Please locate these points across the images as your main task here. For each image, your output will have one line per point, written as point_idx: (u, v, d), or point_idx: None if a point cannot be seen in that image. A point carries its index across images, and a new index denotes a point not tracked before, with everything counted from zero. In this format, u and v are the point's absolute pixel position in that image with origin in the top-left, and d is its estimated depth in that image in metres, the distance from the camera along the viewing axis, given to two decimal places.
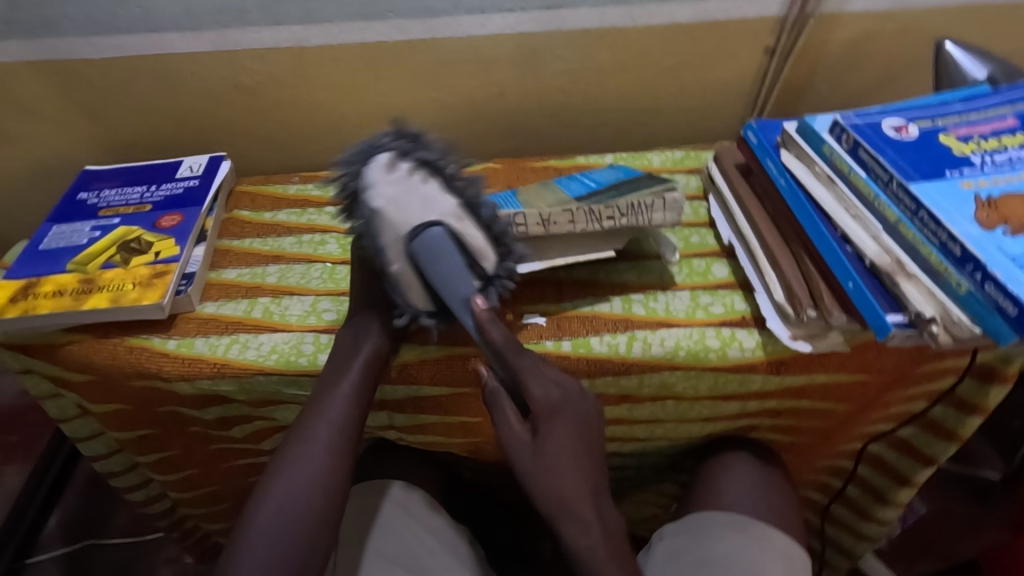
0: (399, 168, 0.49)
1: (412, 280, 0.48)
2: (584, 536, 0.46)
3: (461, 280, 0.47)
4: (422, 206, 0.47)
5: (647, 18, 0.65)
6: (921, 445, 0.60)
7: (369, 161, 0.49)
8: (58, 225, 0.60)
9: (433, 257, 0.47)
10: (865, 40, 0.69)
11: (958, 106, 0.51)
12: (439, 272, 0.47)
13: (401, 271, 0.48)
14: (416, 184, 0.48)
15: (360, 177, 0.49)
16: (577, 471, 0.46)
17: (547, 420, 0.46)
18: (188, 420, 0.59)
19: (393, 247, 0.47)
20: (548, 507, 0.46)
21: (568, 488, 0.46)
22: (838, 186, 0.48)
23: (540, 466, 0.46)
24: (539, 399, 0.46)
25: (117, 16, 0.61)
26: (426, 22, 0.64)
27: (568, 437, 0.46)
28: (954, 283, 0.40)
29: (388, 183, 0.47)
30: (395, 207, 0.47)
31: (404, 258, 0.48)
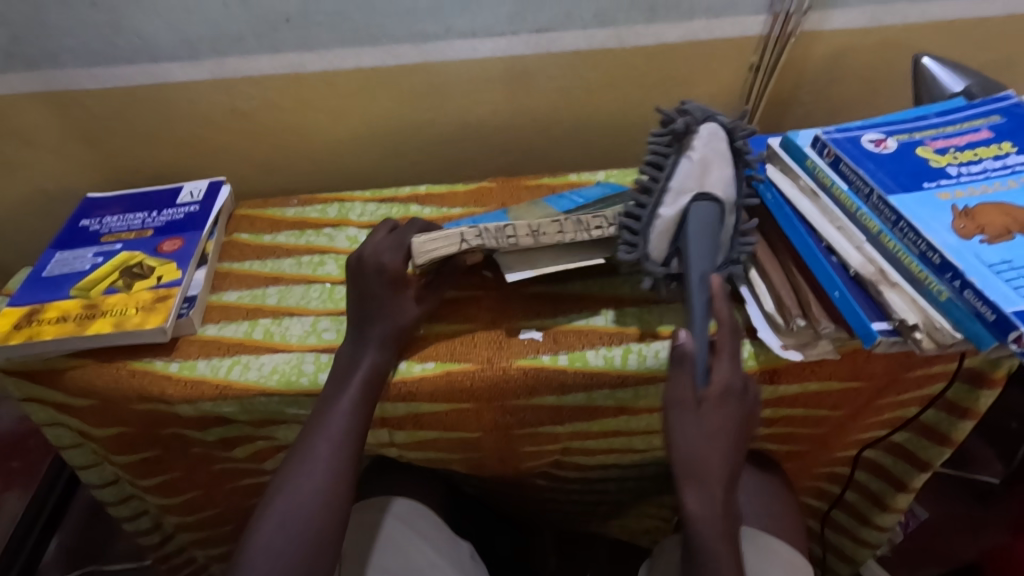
0: (722, 138, 0.50)
1: (663, 233, 0.49)
2: (706, 506, 0.43)
3: (705, 259, 0.48)
4: (716, 179, 0.49)
5: (634, 39, 0.67)
6: (916, 450, 0.61)
7: (705, 116, 0.50)
8: (60, 252, 0.61)
9: (703, 226, 0.48)
10: (846, 55, 0.71)
11: (935, 120, 0.53)
12: (695, 238, 0.48)
13: (666, 217, 0.49)
14: (727, 158, 0.50)
15: (697, 125, 0.50)
16: (717, 451, 0.44)
17: (724, 402, 0.45)
18: (191, 441, 0.60)
19: (673, 198, 0.49)
20: (680, 471, 0.44)
21: (710, 462, 0.44)
22: (821, 199, 0.49)
23: (696, 434, 0.44)
24: (719, 378, 0.45)
25: (117, 47, 0.63)
26: (418, 46, 0.66)
27: (729, 420, 0.45)
28: (935, 290, 0.41)
29: (715, 144, 0.49)
30: (703, 165, 0.49)
31: (675, 210, 0.49)
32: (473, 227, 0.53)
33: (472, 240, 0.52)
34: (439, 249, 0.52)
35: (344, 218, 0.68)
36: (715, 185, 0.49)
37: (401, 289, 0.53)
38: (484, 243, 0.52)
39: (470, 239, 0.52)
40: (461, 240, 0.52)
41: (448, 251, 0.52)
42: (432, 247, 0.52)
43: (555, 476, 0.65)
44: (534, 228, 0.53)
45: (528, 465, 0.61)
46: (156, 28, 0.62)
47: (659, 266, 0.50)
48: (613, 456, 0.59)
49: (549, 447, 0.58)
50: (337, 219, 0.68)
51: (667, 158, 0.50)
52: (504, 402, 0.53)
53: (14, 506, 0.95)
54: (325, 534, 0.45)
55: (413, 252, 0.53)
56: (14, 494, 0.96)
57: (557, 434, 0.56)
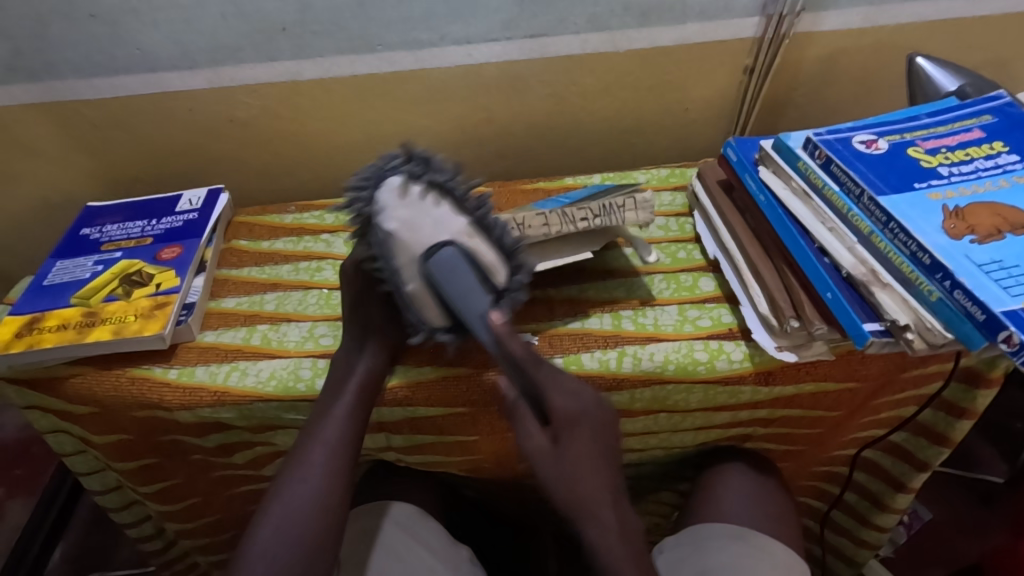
0: (414, 190, 0.47)
1: (428, 301, 0.47)
2: (601, 534, 0.46)
3: (478, 297, 0.45)
4: (433, 229, 0.46)
5: (627, 43, 0.67)
6: (914, 450, 0.60)
7: (380, 182, 0.47)
8: (61, 261, 0.62)
9: (445, 276, 0.45)
10: (840, 56, 0.71)
11: (926, 120, 0.53)
12: (449, 292, 0.45)
13: (416, 290, 0.47)
14: (431, 203, 0.46)
15: (365, 201, 0.48)
16: (585, 481, 0.47)
17: (566, 433, 0.46)
18: (190, 448, 0.60)
19: (407, 270, 0.46)
20: (569, 511, 0.47)
21: (585, 493, 0.47)
22: (814, 200, 0.49)
23: (561, 474, 0.46)
24: (557, 409, 0.46)
25: (116, 58, 0.64)
26: (414, 53, 0.66)
27: (587, 446, 0.47)
28: (926, 291, 0.41)
29: (399, 205, 0.46)
30: (407, 230, 0.45)
31: (416, 277, 0.47)
32: None
33: None
34: None
35: (341, 223, 0.69)
36: (432, 239, 0.45)
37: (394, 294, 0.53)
38: None
39: None
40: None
41: None
42: None
43: None
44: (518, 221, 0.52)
45: (526, 467, 0.61)
46: (154, 39, 0.63)
47: (449, 329, 0.49)
48: None
49: None
50: (335, 225, 0.69)
51: (369, 239, 0.49)
52: (500, 406, 0.53)
53: (19, 513, 0.96)
54: (321, 539, 0.46)
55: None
56: (19, 501, 0.97)
57: None
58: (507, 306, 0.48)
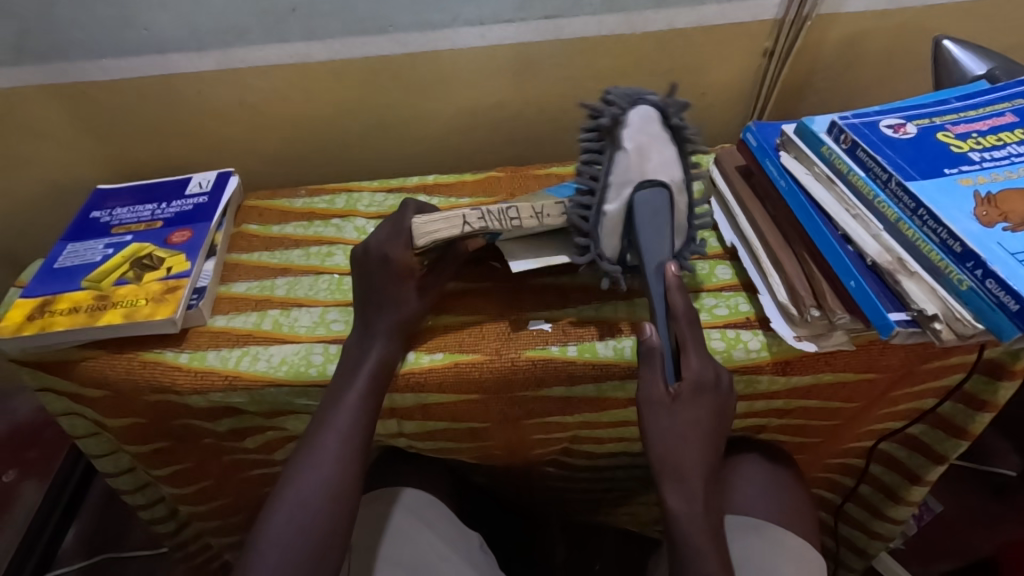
0: (658, 125, 0.51)
1: (614, 228, 0.50)
2: (688, 503, 0.45)
3: (660, 247, 0.49)
4: (663, 166, 0.50)
5: (644, 25, 0.66)
6: (932, 443, 0.60)
7: (636, 105, 0.51)
8: (71, 243, 0.62)
9: (650, 214, 0.49)
10: (862, 39, 0.69)
11: (956, 104, 0.51)
12: (644, 228, 0.49)
13: (613, 212, 0.50)
14: (663, 141, 0.50)
15: (619, 118, 0.50)
16: (685, 448, 0.45)
17: (691, 397, 0.45)
18: (202, 432, 0.60)
19: (618, 190, 0.49)
20: (659, 472, 0.45)
21: (685, 460, 0.45)
22: (837, 186, 0.48)
23: (670, 432, 0.45)
24: (688, 371, 0.46)
25: (125, 39, 0.63)
26: (426, 35, 0.65)
27: (702, 417, 0.45)
28: (955, 279, 0.40)
29: (644, 131, 0.50)
30: (642, 155, 0.49)
31: (622, 202, 0.50)
32: (475, 209, 0.52)
33: (473, 222, 0.51)
34: (441, 232, 0.51)
35: (352, 208, 0.68)
36: (665, 171, 0.49)
37: (407, 280, 0.52)
38: (488, 227, 0.51)
39: (472, 222, 0.51)
40: (463, 222, 0.51)
41: (450, 234, 0.51)
42: (434, 228, 0.51)
43: (564, 465, 0.65)
44: (538, 209, 0.52)
45: (537, 455, 0.61)
46: (163, 19, 0.62)
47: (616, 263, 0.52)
48: (622, 447, 0.59)
49: (559, 437, 0.58)
50: (345, 210, 0.68)
51: (600, 153, 0.51)
52: (512, 394, 0.53)
53: (32, 495, 0.96)
54: (335, 525, 0.45)
55: (413, 232, 0.52)
56: (32, 483, 0.97)
57: (566, 424, 0.56)
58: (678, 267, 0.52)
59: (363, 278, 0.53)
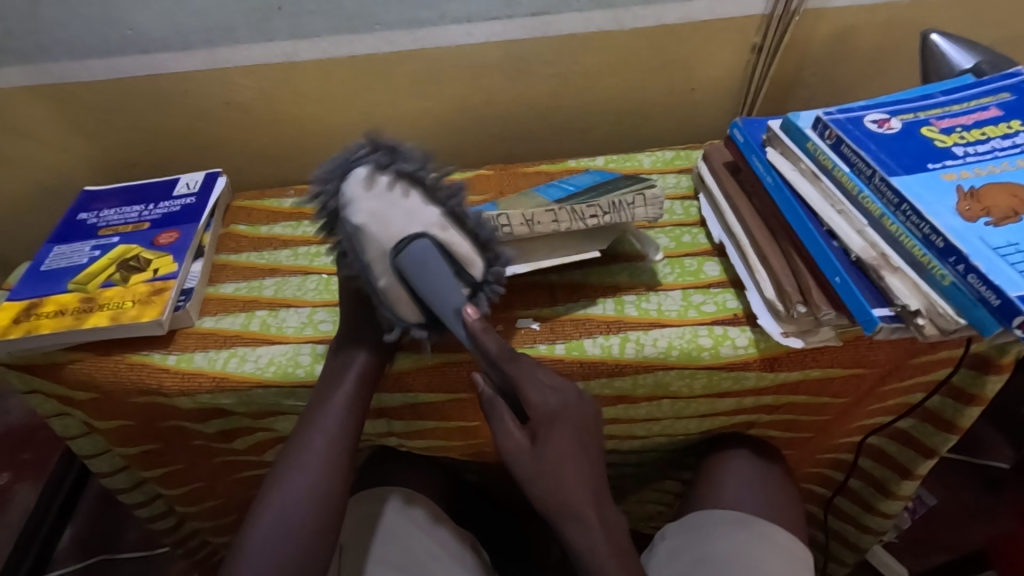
0: (379, 179, 0.46)
1: (402, 294, 0.47)
2: (587, 537, 0.45)
3: (453, 293, 0.46)
4: (406, 220, 0.46)
5: (632, 21, 0.66)
6: (922, 437, 0.60)
7: (348, 173, 0.47)
8: (58, 246, 0.62)
9: (420, 271, 0.45)
10: (852, 34, 0.69)
11: (941, 98, 0.51)
12: (424, 289, 0.45)
13: (388, 286, 0.46)
14: (398, 198, 0.46)
15: (331, 201, 0.47)
16: (565, 485, 0.45)
17: (544, 428, 0.45)
18: (190, 434, 0.60)
19: (377, 263, 0.46)
20: (550, 511, 0.46)
21: (569, 494, 0.45)
22: (822, 181, 0.48)
23: (542, 472, 0.45)
24: (537, 407, 0.45)
25: (110, 39, 0.63)
26: (413, 33, 0.65)
27: (567, 444, 0.45)
28: (938, 275, 0.40)
29: (365, 199, 0.45)
30: (377, 222, 0.45)
31: (387, 274, 0.46)
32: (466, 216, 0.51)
33: None
34: None
35: None
36: (393, 231, 0.45)
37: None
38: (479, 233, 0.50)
39: None
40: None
41: None
42: None
43: None
44: (529, 217, 0.51)
45: None
46: (148, 19, 0.62)
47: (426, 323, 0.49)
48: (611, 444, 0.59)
49: None
50: None
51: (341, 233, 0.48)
52: None
53: (26, 495, 0.96)
54: (323, 526, 0.45)
55: None
56: (27, 484, 0.97)
57: None
58: (481, 301, 0.49)
59: (354, 288, 0.52)
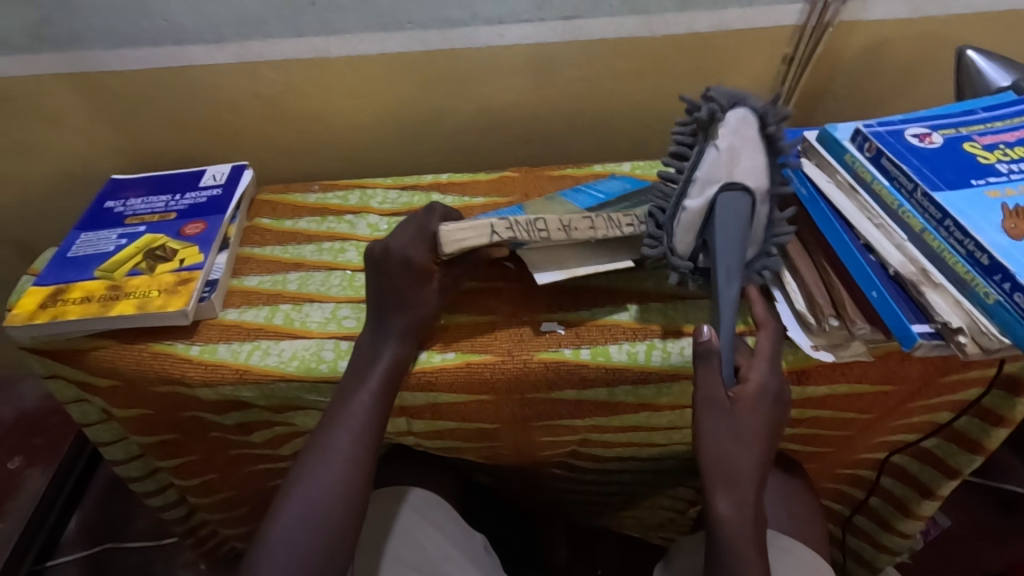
0: (755, 126, 0.47)
1: (690, 226, 0.48)
2: (739, 510, 0.43)
3: (732, 251, 0.46)
4: (745, 168, 0.47)
5: (664, 27, 0.65)
6: (945, 456, 0.59)
7: (737, 103, 0.47)
8: (85, 233, 0.62)
9: (727, 218, 0.46)
10: (884, 47, 0.69)
11: (983, 115, 0.51)
12: (718, 232, 0.46)
13: (693, 209, 0.48)
14: (760, 145, 0.47)
15: (708, 114, 0.47)
16: (739, 455, 0.43)
17: (753, 406, 0.44)
18: (209, 425, 0.60)
19: (698, 186, 0.48)
20: (710, 474, 0.44)
21: (742, 464, 0.43)
22: (860, 195, 0.48)
23: (730, 436, 0.43)
24: (754, 378, 0.44)
25: (142, 29, 0.63)
26: (444, 33, 0.65)
27: (762, 423, 0.44)
28: (982, 292, 0.40)
29: (743, 132, 0.47)
30: (732, 155, 0.47)
31: (701, 201, 0.48)
32: (502, 219, 0.50)
33: (502, 232, 0.49)
34: (469, 240, 0.49)
35: (365, 205, 0.68)
36: (742, 169, 0.47)
37: (427, 282, 0.52)
38: (516, 237, 0.50)
39: (501, 231, 0.49)
40: (491, 231, 0.49)
41: (478, 243, 0.49)
42: (461, 236, 0.49)
43: (572, 467, 0.65)
44: (566, 222, 0.51)
45: (545, 455, 0.60)
46: (182, 10, 0.62)
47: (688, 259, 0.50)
48: (631, 451, 0.59)
49: (567, 438, 0.57)
50: (359, 206, 0.68)
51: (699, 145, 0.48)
52: (523, 395, 0.53)
53: (37, 483, 0.97)
54: (346, 523, 0.45)
55: (441, 240, 0.49)
56: (37, 471, 0.98)
57: (576, 427, 0.55)
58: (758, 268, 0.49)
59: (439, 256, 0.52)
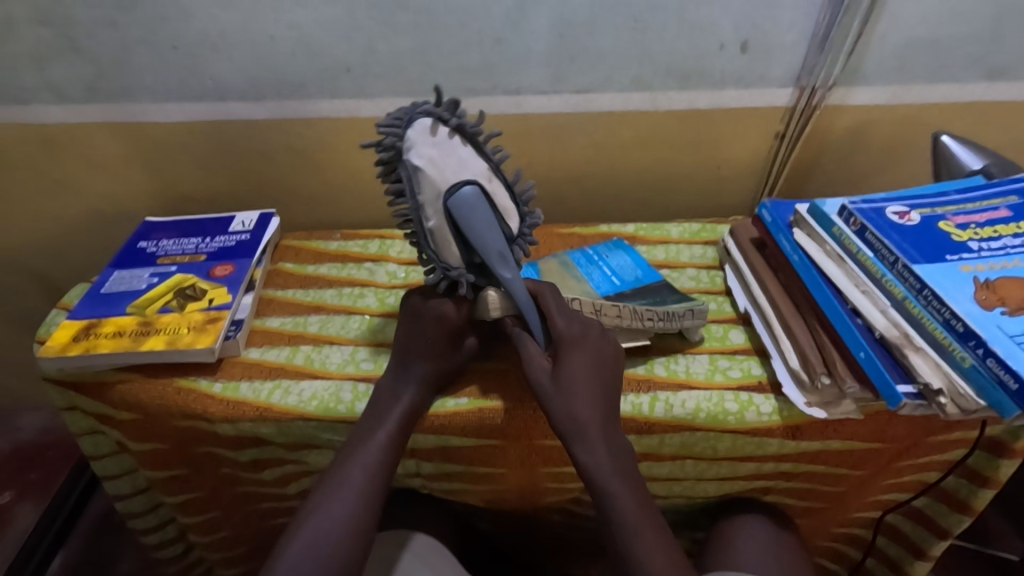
0: (438, 131, 0.47)
1: (445, 239, 0.49)
2: (593, 457, 0.46)
3: (493, 242, 0.49)
4: (448, 172, 0.47)
5: (667, 103, 0.72)
6: (936, 516, 0.61)
7: (410, 120, 0.46)
8: (118, 270, 0.65)
9: (473, 218, 0.47)
10: (868, 128, 0.75)
11: (956, 196, 0.56)
12: (473, 231, 0.48)
13: (435, 228, 0.48)
14: (457, 148, 0.47)
15: (393, 148, 0.46)
16: (582, 406, 0.47)
17: (568, 350, 0.49)
18: (222, 461, 0.62)
19: (431, 206, 0.47)
20: (565, 432, 0.47)
21: (582, 412, 0.47)
22: (847, 264, 0.52)
23: (559, 387, 0.48)
24: (562, 331, 0.51)
25: (189, 86, 0.69)
26: (466, 100, 0.71)
27: (585, 365, 0.49)
28: (959, 356, 0.43)
29: (429, 147, 0.46)
30: (433, 168, 0.46)
31: (439, 216, 0.48)
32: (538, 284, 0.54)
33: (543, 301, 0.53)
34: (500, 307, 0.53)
35: (384, 254, 0.72)
36: (443, 176, 0.46)
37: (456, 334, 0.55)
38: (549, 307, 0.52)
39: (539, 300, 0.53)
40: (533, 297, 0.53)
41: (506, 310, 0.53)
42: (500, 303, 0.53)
43: (572, 514, 0.66)
44: (598, 307, 0.54)
45: (547, 501, 0.62)
46: (228, 71, 0.68)
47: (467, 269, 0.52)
48: None
49: (571, 485, 0.59)
50: (378, 254, 0.72)
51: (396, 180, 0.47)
52: (532, 441, 0.55)
53: (28, 517, 0.97)
54: (353, 557, 0.46)
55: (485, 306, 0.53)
56: (29, 505, 0.99)
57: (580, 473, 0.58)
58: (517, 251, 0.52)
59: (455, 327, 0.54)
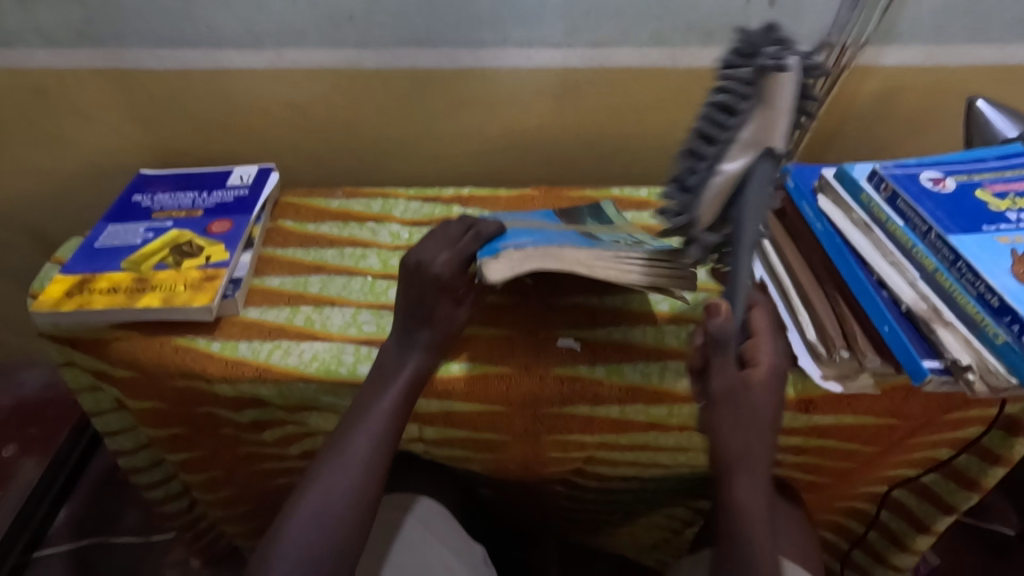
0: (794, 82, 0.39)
1: (717, 194, 0.41)
2: (751, 494, 0.44)
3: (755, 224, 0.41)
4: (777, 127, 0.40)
5: (687, 61, 0.68)
6: (942, 493, 0.60)
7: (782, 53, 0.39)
8: (112, 224, 0.63)
9: (756, 189, 0.41)
10: (898, 92, 0.71)
11: (994, 163, 0.53)
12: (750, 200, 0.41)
13: (727, 174, 0.40)
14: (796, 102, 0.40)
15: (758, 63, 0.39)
16: (761, 447, 0.44)
17: (766, 377, 0.45)
18: (222, 422, 0.61)
19: (739, 146, 0.40)
20: (729, 459, 0.44)
21: (753, 446, 0.44)
22: (875, 233, 0.50)
23: (743, 417, 0.44)
24: (763, 359, 0.45)
25: (184, 32, 0.65)
26: (475, 52, 0.67)
27: (772, 403, 0.45)
28: (991, 333, 0.41)
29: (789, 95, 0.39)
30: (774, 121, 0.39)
31: (740, 161, 0.40)
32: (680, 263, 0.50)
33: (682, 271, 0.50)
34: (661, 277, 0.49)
35: (387, 214, 0.69)
36: (778, 131, 0.40)
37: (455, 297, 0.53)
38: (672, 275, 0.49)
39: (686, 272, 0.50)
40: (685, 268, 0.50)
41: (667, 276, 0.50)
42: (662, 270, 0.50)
43: (575, 482, 0.65)
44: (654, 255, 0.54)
45: (550, 469, 0.61)
46: (224, 17, 0.64)
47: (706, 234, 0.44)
48: (636, 470, 0.60)
49: (574, 454, 0.58)
50: (381, 214, 0.69)
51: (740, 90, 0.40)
52: (537, 409, 0.53)
53: (30, 471, 0.96)
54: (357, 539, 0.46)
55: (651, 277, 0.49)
56: (32, 459, 0.98)
57: (584, 443, 0.56)
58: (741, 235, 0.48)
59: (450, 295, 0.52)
